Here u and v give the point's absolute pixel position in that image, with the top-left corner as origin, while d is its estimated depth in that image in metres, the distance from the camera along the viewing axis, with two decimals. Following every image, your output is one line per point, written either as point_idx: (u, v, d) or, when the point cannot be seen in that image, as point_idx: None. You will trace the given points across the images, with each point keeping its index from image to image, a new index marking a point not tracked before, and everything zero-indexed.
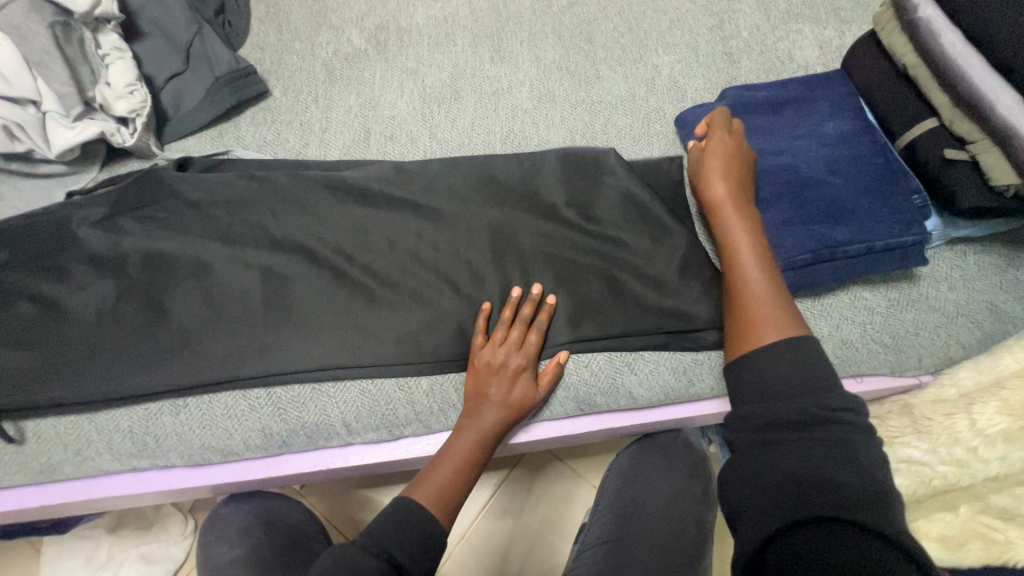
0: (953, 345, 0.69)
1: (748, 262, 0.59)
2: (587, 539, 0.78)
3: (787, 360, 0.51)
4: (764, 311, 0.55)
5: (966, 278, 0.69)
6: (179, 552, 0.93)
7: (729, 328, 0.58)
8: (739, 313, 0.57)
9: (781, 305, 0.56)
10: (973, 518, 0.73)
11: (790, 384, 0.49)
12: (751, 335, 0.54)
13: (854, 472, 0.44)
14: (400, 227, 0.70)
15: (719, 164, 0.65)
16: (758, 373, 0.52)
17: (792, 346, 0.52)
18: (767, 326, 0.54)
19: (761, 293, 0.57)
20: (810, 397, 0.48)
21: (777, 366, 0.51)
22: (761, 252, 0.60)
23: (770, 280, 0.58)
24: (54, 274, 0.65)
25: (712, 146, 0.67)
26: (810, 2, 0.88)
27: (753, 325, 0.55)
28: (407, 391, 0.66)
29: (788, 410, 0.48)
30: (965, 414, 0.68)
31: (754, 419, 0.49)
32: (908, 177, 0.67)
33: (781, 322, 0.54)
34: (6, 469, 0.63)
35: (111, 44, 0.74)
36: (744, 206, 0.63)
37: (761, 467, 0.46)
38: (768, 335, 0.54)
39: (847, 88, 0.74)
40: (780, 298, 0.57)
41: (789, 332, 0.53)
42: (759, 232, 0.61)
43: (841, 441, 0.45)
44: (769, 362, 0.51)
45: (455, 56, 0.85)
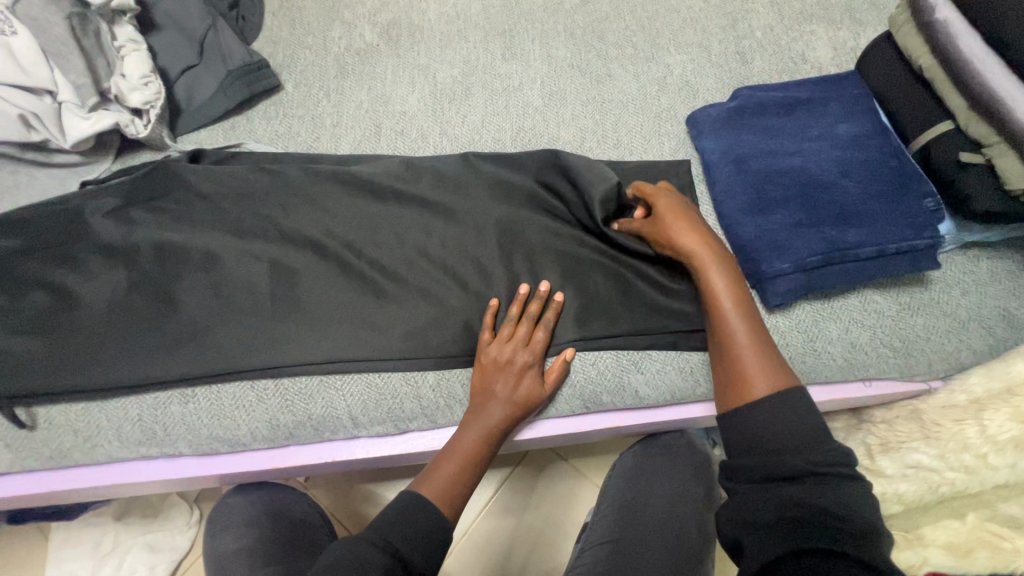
0: (965, 351, 0.68)
1: (732, 314, 0.59)
2: (589, 537, 0.78)
3: (779, 415, 0.52)
4: (755, 363, 0.56)
5: (978, 283, 0.68)
6: (183, 541, 0.94)
7: (721, 379, 0.58)
8: (730, 369, 0.57)
9: (768, 354, 0.56)
10: (981, 526, 0.72)
11: (783, 440, 0.50)
12: (744, 393, 0.55)
13: (846, 514, 0.45)
14: (409, 222, 0.70)
15: (677, 221, 0.63)
16: (752, 427, 0.52)
17: (784, 399, 0.52)
18: (758, 380, 0.55)
19: (749, 346, 0.57)
20: (801, 454, 0.49)
21: (770, 420, 0.52)
22: (743, 300, 0.59)
23: (755, 327, 0.58)
24: (68, 263, 0.66)
25: (662, 205, 0.64)
26: (825, 3, 0.87)
27: (745, 381, 0.55)
28: (414, 385, 0.66)
29: (784, 465, 0.49)
30: (974, 420, 0.69)
31: (749, 471, 0.50)
32: (922, 181, 0.66)
33: (771, 372, 0.55)
34: (18, 454, 0.64)
35: (126, 36, 0.74)
36: (718, 250, 0.62)
37: (757, 508, 0.48)
38: (760, 390, 0.54)
39: (861, 91, 0.74)
40: (765, 345, 0.57)
41: (780, 384, 0.54)
42: (736, 275, 0.61)
43: (833, 489, 0.47)
44: (764, 418, 0.52)
45: (467, 53, 0.85)
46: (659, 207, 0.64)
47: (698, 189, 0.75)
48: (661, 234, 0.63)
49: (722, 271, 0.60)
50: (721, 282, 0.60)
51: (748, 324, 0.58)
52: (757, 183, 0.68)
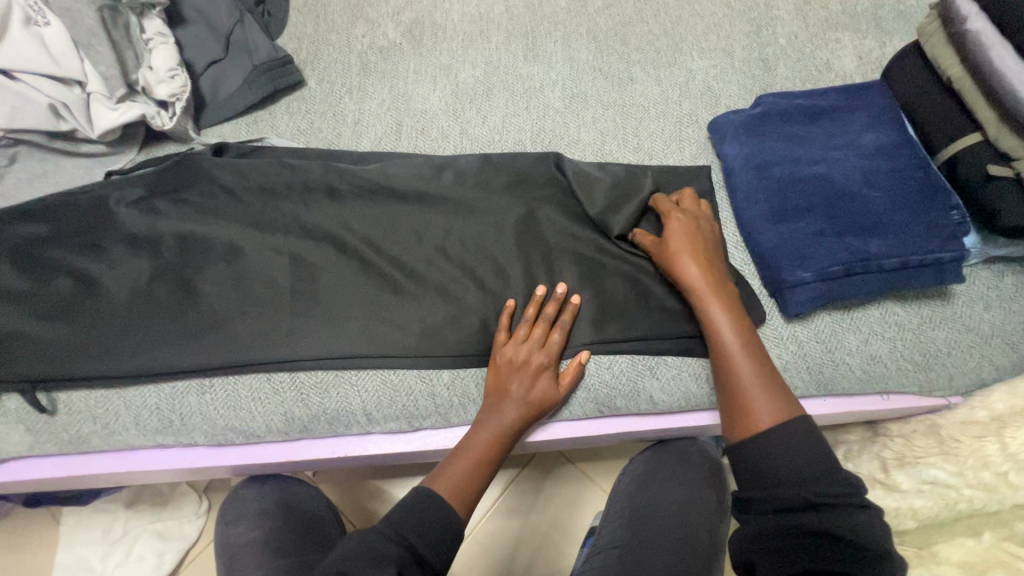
0: (986, 367, 0.67)
1: (734, 346, 0.58)
2: (598, 542, 0.78)
3: (784, 448, 0.51)
4: (758, 395, 0.55)
5: (1002, 297, 0.67)
6: (192, 531, 0.94)
7: (725, 411, 0.58)
8: (732, 402, 0.57)
9: (771, 384, 0.56)
10: (996, 546, 0.70)
11: (793, 474, 0.50)
12: (748, 423, 0.54)
13: (852, 537, 0.45)
14: (428, 221, 0.70)
15: (681, 242, 0.63)
16: (757, 459, 0.52)
17: (787, 430, 0.52)
18: (761, 410, 0.54)
19: (752, 376, 0.56)
20: (804, 485, 0.49)
21: (776, 452, 0.51)
22: (745, 331, 0.59)
23: (757, 357, 0.58)
24: (91, 251, 0.67)
25: (670, 224, 0.65)
26: (851, 11, 0.87)
27: (748, 412, 0.55)
28: (429, 383, 0.66)
29: (787, 496, 0.49)
30: (995, 438, 0.67)
31: (761, 503, 0.50)
32: (948, 193, 0.65)
33: (773, 404, 0.54)
34: (37, 437, 0.64)
35: (156, 30, 0.76)
36: (717, 280, 0.62)
37: (765, 537, 0.48)
38: (765, 423, 0.53)
39: (888, 100, 0.73)
40: (768, 374, 0.57)
41: (784, 415, 0.53)
42: (735, 305, 0.61)
43: (836, 515, 0.47)
44: (771, 451, 0.51)
45: (489, 53, 0.86)
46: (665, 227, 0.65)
47: (717, 195, 0.75)
48: (664, 254, 0.64)
49: (721, 300, 0.61)
50: (721, 312, 0.60)
51: (751, 353, 0.58)
52: (779, 191, 0.68)
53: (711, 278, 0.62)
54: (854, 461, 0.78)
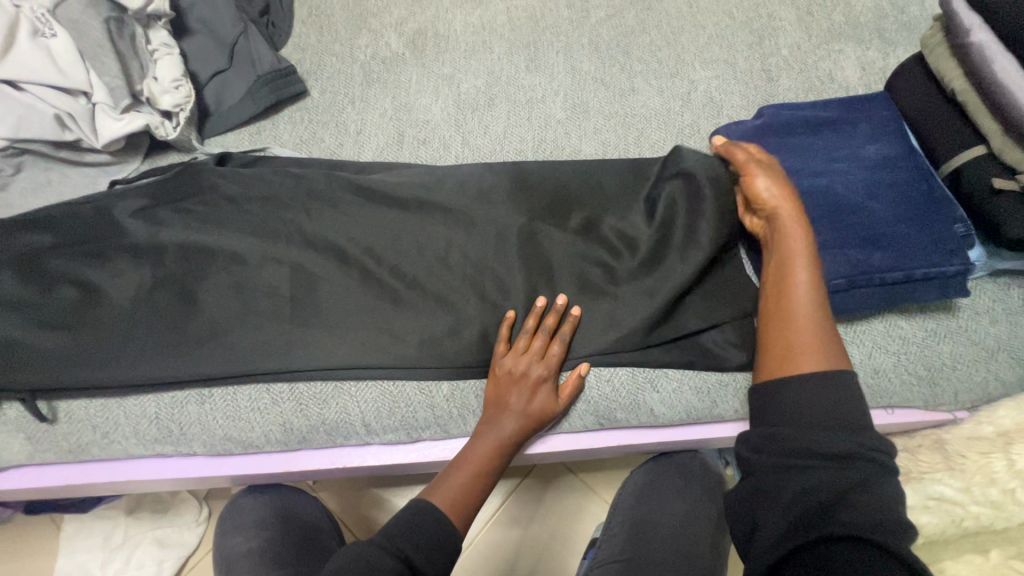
0: (994, 382, 0.66)
1: (802, 287, 0.57)
2: (598, 556, 0.76)
3: (823, 394, 0.51)
4: (810, 337, 0.54)
5: (1008, 311, 0.66)
6: (191, 538, 0.94)
7: (768, 345, 0.57)
8: (781, 337, 0.56)
9: (827, 335, 0.55)
10: (1005, 563, 0.72)
11: (820, 414, 0.50)
12: (792, 362, 0.54)
13: (873, 502, 0.45)
14: (429, 231, 0.70)
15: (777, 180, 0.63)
16: (794, 401, 0.52)
17: (829, 379, 0.51)
18: (808, 353, 0.54)
19: (808, 318, 0.56)
20: (841, 432, 0.48)
21: (814, 396, 0.51)
22: (815, 274, 0.58)
23: (821, 307, 0.56)
24: (94, 260, 0.67)
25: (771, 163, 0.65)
26: (854, 22, 0.86)
27: (796, 351, 0.54)
28: (428, 394, 0.66)
29: (821, 442, 0.48)
30: (1002, 454, 0.68)
31: (782, 444, 0.50)
32: (951, 206, 0.65)
33: (824, 351, 0.54)
34: (37, 446, 0.64)
35: (160, 40, 0.76)
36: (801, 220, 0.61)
37: (787, 487, 0.48)
38: (810, 365, 0.53)
39: (892, 112, 0.72)
40: (825, 325, 0.55)
41: (830, 363, 0.53)
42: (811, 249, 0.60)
43: (863, 474, 0.46)
44: (807, 394, 0.51)
45: (491, 64, 0.86)
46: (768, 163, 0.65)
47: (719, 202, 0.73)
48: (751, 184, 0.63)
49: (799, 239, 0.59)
50: (798, 256, 0.58)
51: (817, 300, 0.57)
52: None
53: (795, 217, 0.61)
54: None
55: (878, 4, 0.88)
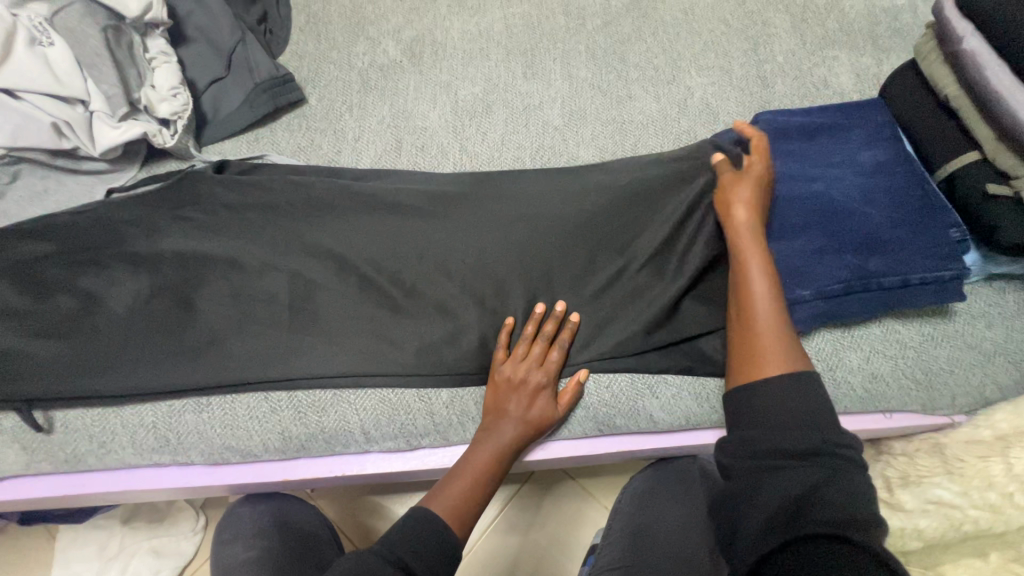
0: (990, 385, 0.66)
1: (763, 294, 0.58)
2: (598, 562, 0.76)
3: (788, 395, 0.51)
4: (772, 341, 0.55)
5: (1004, 315, 0.67)
6: (188, 548, 0.94)
7: (734, 352, 0.57)
8: (745, 342, 0.56)
9: (789, 338, 0.55)
10: (1002, 566, 0.72)
11: (785, 413, 0.50)
12: (756, 366, 0.54)
13: (845, 498, 0.45)
14: (428, 238, 0.70)
15: (745, 189, 0.64)
16: (763, 404, 0.51)
17: (792, 381, 0.52)
18: (771, 356, 0.54)
19: (770, 322, 0.56)
20: (809, 431, 0.48)
21: (780, 398, 0.51)
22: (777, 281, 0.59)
23: (782, 312, 0.57)
24: (91, 268, 0.67)
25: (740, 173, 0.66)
26: (848, 29, 0.87)
27: (760, 355, 0.55)
28: (427, 402, 0.66)
29: (790, 442, 0.48)
30: (1001, 458, 0.67)
31: (753, 445, 0.50)
32: (948, 211, 0.65)
33: (787, 354, 0.54)
34: (33, 457, 0.64)
35: (158, 49, 0.76)
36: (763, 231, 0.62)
37: (760, 489, 0.47)
38: (774, 368, 0.53)
39: (885, 119, 0.72)
40: (787, 330, 0.56)
41: (793, 366, 0.53)
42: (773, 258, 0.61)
43: (833, 470, 0.46)
44: (772, 396, 0.51)
45: (488, 71, 0.86)
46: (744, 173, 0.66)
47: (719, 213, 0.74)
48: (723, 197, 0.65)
49: (760, 249, 0.61)
50: (759, 264, 0.60)
51: (778, 306, 0.58)
52: (779, 208, 0.68)
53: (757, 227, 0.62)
54: None
55: (871, 11, 0.89)
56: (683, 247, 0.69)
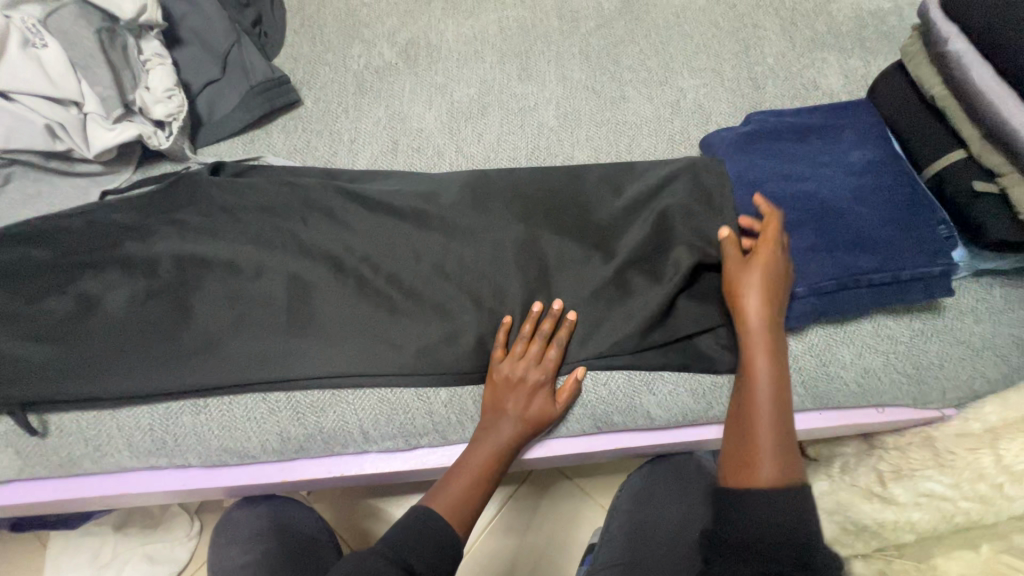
0: (979, 379, 0.68)
1: (764, 393, 0.58)
2: (597, 560, 0.76)
3: (776, 509, 0.51)
4: (768, 448, 0.55)
5: (991, 310, 0.68)
6: (183, 554, 0.93)
7: (730, 446, 0.58)
8: (741, 442, 0.57)
9: (784, 445, 0.56)
10: (995, 558, 0.71)
11: (777, 522, 0.50)
12: (749, 473, 0.54)
13: None
14: (425, 239, 0.70)
15: (757, 275, 0.61)
16: (752, 514, 0.52)
17: (784, 495, 0.52)
18: (766, 465, 0.54)
19: (767, 426, 0.56)
20: (790, 545, 0.49)
21: (768, 511, 0.51)
22: (779, 380, 0.58)
23: (781, 415, 0.57)
24: (86, 271, 0.66)
25: (758, 251, 0.62)
26: (836, 32, 0.89)
27: (753, 461, 0.55)
28: (426, 401, 0.66)
29: (770, 553, 0.49)
30: (989, 450, 0.67)
31: (736, 548, 0.51)
32: (935, 209, 0.67)
33: (781, 463, 0.54)
34: (27, 461, 0.63)
35: (153, 51, 0.76)
36: (773, 321, 0.60)
37: None
38: (766, 479, 0.53)
39: (874, 118, 0.74)
40: (784, 435, 0.56)
41: (785, 478, 0.53)
42: (778, 352, 0.60)
43: None
44: (760, 508, 0.52)
45: (483, 73, 0.87)
46: (757, 253, 0.62)
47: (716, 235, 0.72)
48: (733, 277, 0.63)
49: (767, 343, 0.59)
50: (763, 361, 0.59)
51: (779, 406, 0.57)
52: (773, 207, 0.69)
53: (768, 318, 0.60)
54: (851, 474, 0.76)
55: (858, 14, 0.91)
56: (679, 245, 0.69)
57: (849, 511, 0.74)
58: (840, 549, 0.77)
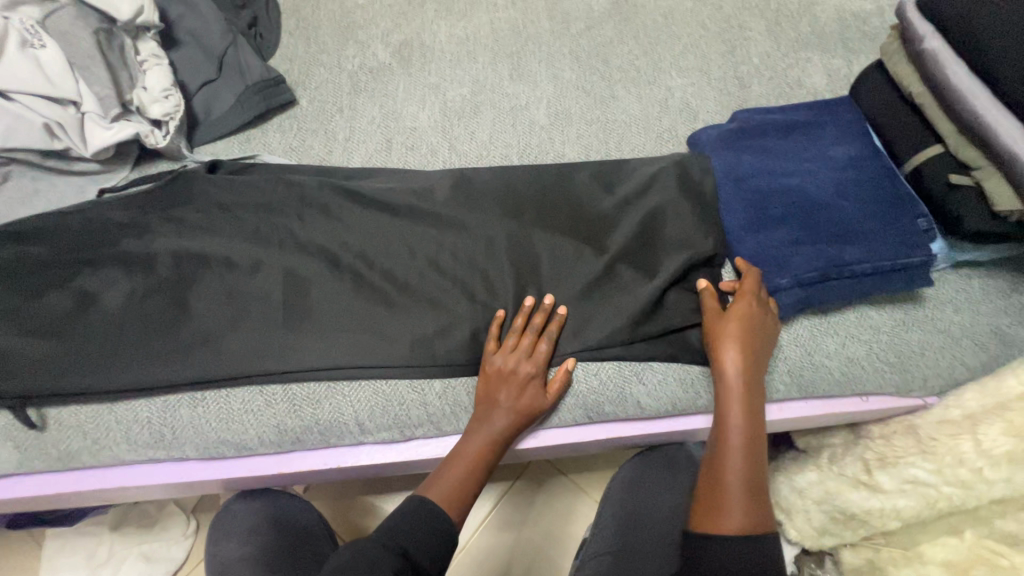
0: (959, 367, 0.70)
1: (735, 444, 0.61)
2: (589, 548, 0.78)
3: (739, 558, 0.56)
4: (736, 498, 0.59)
5: (970, 300, 0.70)
6: (179, 552, 0.93)
7: (701, 491, 0.62)
8: (711, 489, 0.60)
9: (752, 495, 0.59)
10: (978, 543, 0.73)
11: (740, 566, 0.55)
12: (717, 521, 0.58)
13: None
14: (419, 235, 0.72)
15: (734, 330, 0.63)
16: (717, 557, 0.56)
17: (747, 545, 0.56)
18: (733, 514, 0.58)
19: (737, 477, 0.59)
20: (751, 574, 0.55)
21: (733, 557, 0.56)
22: (752, 431, 0.61)
23: (753, 467, 0.60)
24: (84, 268, 0.67)
25: (736, 306, 0.64)
26: (819, 32, 0.91)
27: (720, 510, 0.58)
28: (421, 393, 0.67)
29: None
30: (969, 435, 0.69)
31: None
32: (915, 203, 0.69)
33: (747, 514, 0.58)
34: (26, 455, 0.64)
35: (150, 51, 0.78)
36: (749, 377, 0.63)
37: None
38: (731, 527, 0.57)
39: (855, 115, 0.76)
40: (753, 486, 0.59)
41: (749, 528, 0.57)
42: (754, 405, 0.62)
43: None
44: (725, 556, 0.56)
45: (476, 73, 0.89)
46: (735, 307, 0.64)
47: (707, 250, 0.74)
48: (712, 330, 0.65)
49: (743, 397, 0.62)
50: (737, 413, 0.61)
51: (751, 456, 0.60)
52: (758, 202, 0.71)
53: (745, 374, 0.62)
54: (838, 464, 0.78)
55: (841, 15, 0.93)
56: (668, 239, 0.71)
57: (837, 500, 0.75)
58: (829, 538, 0.80)
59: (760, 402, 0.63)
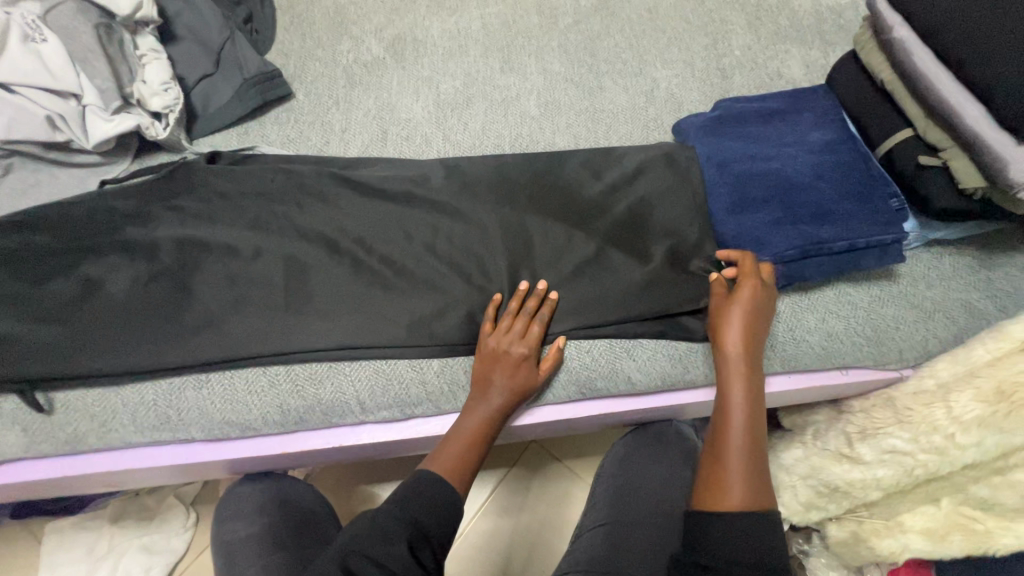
0: (932, 339, 0.73)
1: (737, 421, 0.62)
2: (584, 523, 0.82)
3: (741, 533, 0.55)
4: (737, 474, 0.59)
5: (941, 277, 0.74)
6: (179, 544, 0.95)
7: (703, 469, 0.62)
8: (713, 466, 0.60)
9: (754, 472, 0.59)
10: (955, 510, 0.75)
11: (742, 545, 0.54)
12: (719, 495, 0.58)
13: None
14: (416, 220, 0.74)
15: (738, 312, 0.65)
16: (718, 534, 0.55)
17: (750, 520, 0.56)
18: (735, 489, 0.58)
19: (739, 454, 0.60)
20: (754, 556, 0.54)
21: (736, 533, 0.55)
22: (753, 410, 0.63)
23: (754, 446, 0.61)
24: (89, 256, 0.69)
25: (740, 289, 0.66)
26: (797, 25, 0.95)
27: (722, 485, 0.59)
28: (419, 371, 0.69)
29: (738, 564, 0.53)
30: (942, 402, 0.70)
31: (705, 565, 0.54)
32: (887, 183, 0.72)
33: (749, 490, 0.58)
34: (33, 438, 0.65)
35: (148, 46, 0.79)
36: (751, 359, 0.64)
37: None
38: (733, 501, 0.57)
39: (831, 103, 0.80)
40: (755, 464, 0.60)
41: (752, 504, 0.57)
42: (755, 386, 0.64)
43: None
44: (726, 532, 0.55)
45: (467, 66, 0.91)
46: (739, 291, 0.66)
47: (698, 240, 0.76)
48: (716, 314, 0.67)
49: (745, 377, 0.64)
50: (739, 393, 0.63)
51: (751, 436, 0.61)
52: (740, 185, 0.74)
53: (747, 354, 0.64)
54: (822, 438, 0.82)
55: (818, 8, 0.97)
56: (655, 222, 0.75)
57: (822, 474, 0.79)
58: (815, 512, 0.83)
59: (760, 385, 0.65)
